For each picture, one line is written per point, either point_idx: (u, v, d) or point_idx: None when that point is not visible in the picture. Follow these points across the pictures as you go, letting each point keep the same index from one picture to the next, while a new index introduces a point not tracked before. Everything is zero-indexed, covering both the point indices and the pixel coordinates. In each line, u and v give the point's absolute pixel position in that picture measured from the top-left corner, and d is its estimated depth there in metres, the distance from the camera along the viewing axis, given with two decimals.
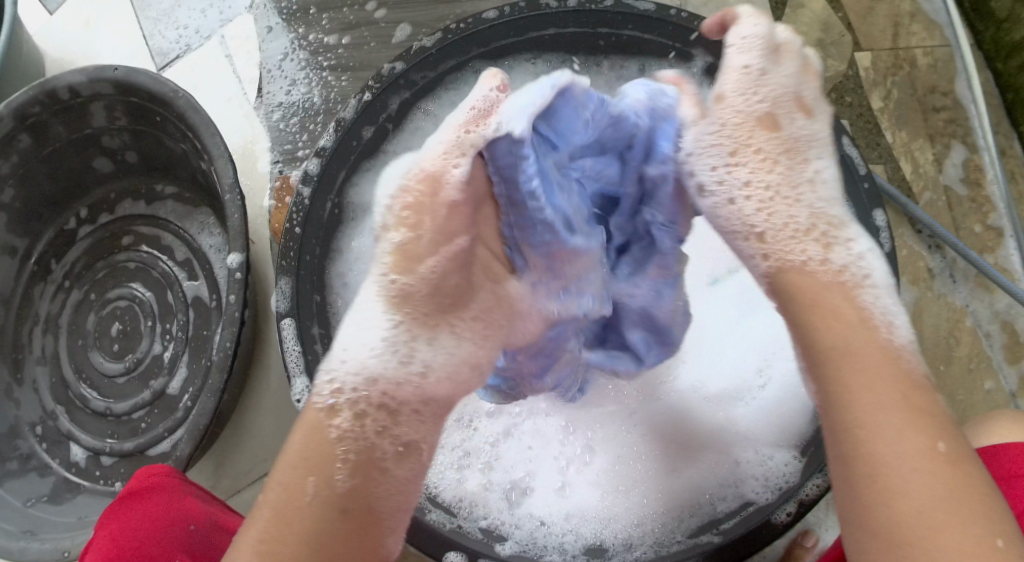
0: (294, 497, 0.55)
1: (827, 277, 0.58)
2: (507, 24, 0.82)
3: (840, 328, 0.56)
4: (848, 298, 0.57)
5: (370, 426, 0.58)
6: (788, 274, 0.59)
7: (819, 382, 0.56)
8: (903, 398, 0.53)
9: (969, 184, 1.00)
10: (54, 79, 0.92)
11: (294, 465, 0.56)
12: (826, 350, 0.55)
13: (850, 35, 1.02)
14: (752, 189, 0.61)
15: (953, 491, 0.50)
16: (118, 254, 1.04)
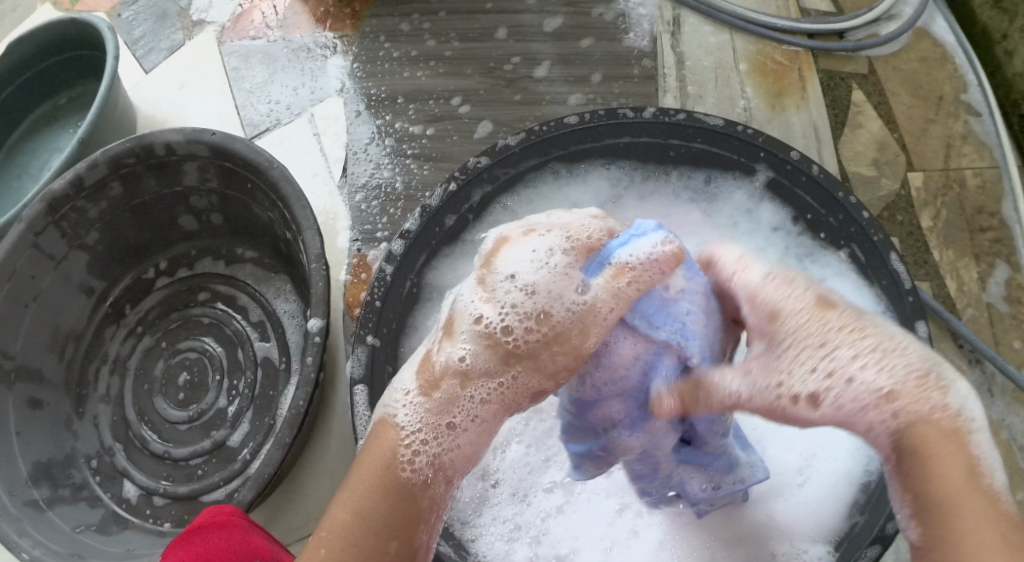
0: (370, 551, 0.59)
1: (936, 424, 0.57)
2: (585, 130, 0.88)
3: (953, 472, 0.55)
4: (960, 447, 0.56)
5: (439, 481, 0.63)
6: (905, 432, 0.57)
7: (923, 524, 0.56)
8: (1007, 540, 0.53)
9: (1011, 301, 1.04)
10: (153, 135, 0.99)
11: (363, 516, 0.60)
12: (930, 501, 0.55)
13: (904, 156, 1.07)
14: (832, 342, 0.60)
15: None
16: (193, 307, 1.10)
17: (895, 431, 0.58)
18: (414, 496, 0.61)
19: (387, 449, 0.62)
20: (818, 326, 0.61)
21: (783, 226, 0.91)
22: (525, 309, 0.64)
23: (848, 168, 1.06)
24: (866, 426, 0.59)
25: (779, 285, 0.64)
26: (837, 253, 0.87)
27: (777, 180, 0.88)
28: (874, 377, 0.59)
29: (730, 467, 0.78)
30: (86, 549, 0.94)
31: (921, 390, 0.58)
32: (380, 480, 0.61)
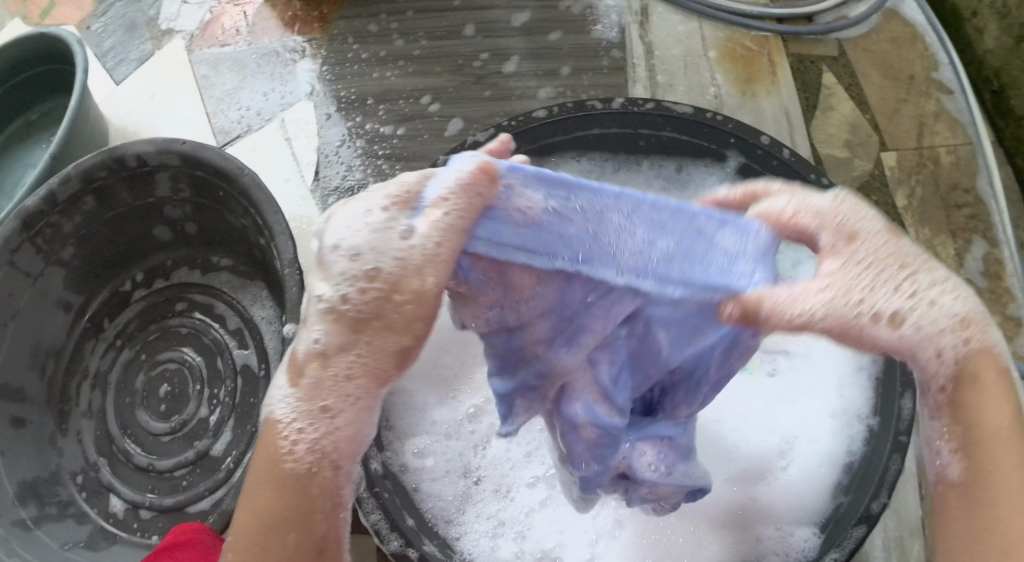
0: (269, 546, 0.61)
1: (990, 357, 0.61)
2: (554, 123, 0.87)
3: (1006, 414, 0.61)
4: (1005, 385, 0.62)
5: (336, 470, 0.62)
6: (973, 357, 0.61)
7: (970, 457, 0.61)
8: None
9: (989, 276, 1.04)
10: (124, 147, 0.98)
11: (261, 518, 0.61)
12: (978, 432, 0.61)
13: (877, 136, 1.07)
14: (918, 273, 0.59)
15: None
16: (171, 319, 1.10)
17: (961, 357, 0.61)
18: (302, 486, 0.61)
19: (271, 449, 0.62)
20: (897, 250, 0.60)
21: None
22: (353, 273, 0.57)
23: (822, 150, 1.06)
24: (940, 347, 0.60)
25: (842, 207, 0.61)
26: None
27: (748, 165, 0.88)
28: (943, 332, 0.60)
29: (687, 451, 0.71)
30: None
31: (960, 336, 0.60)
32: (273, 482, 0.61)
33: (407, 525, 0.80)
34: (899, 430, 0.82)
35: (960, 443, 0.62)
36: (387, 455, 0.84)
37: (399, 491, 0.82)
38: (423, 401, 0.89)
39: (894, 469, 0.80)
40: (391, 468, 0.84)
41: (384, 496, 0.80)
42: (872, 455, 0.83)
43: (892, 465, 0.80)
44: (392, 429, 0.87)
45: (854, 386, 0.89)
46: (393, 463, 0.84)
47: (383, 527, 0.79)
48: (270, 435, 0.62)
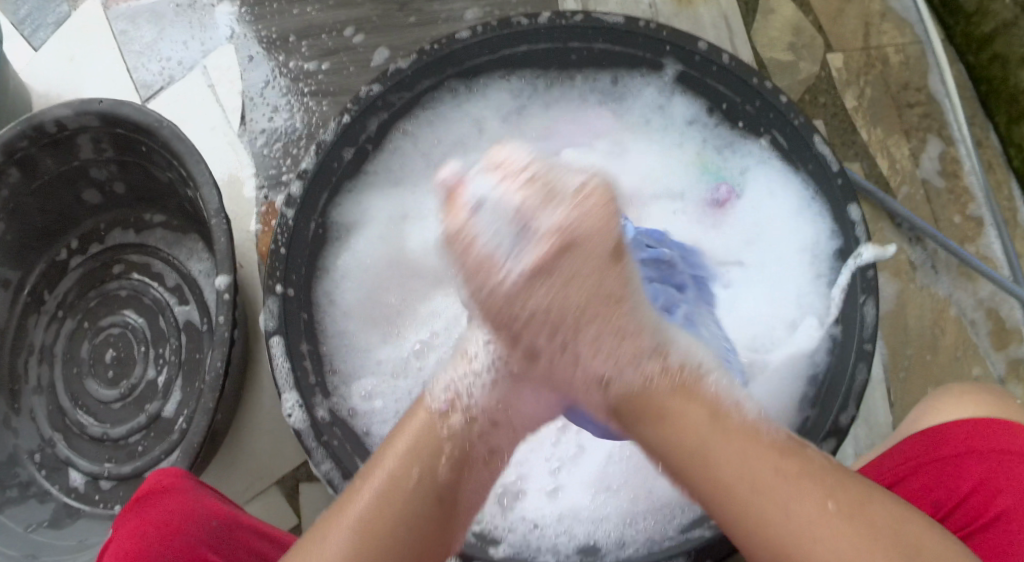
0: (400, 482, 0.64)
1: (669, 379, 0.63)
2: (479, 43, 0.83)
3: (694, 427, 0.60)
4: (685, 401, 0.62)
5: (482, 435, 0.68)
6: (626, 396, 0.63)
7: (691, 485, 0.59)
8: (781, 471, 0.58)
9: (947, 175, 1.02)
10: (41, 113, 0.92)
11: (402, 455, 0.65)
12: (683, 453, 0.59)
13: (822, 38, 1.04)
14: (580, 337, 0.64)
15: (855, 547, 0.54)
16: (109, 282, 1.06)
17: (611, 401, 0.64)
18: (435, 433, 0.66)
19: (424, 406, 0.67)
20: (584, 262, 0.62)
21: (699, 119, 0.88)
22: None
23: (764, 55, 1.03)
24: (595, 374, 0.65)
25: (577, 202, 0.62)
26: (757, 140, 0.86)
27: (686, 72, 0.85)
28: (601, 364, 0.65)
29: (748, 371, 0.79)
30: (40, 548, 0.92)
31: (640, 358, 0.64)
32: (417, 436, 0.66)
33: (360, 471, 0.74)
34: (861, 339, 0.76)
35: (678, 477, 0.61)
36: (335, 401, 0.78)
37: (349, 436, 0.77)
38: (366, 341, 0.84)
39: (861, 380, 0.75)
40: (339, 415, 0.78)
41: (333, 445, 0.75)
42: (835, 367, 0.78)
43: (858, 376, 0.76)
44: (338, 373, 0.81)
45: (820, 271, 0.83)
46: (342, 409, 0.79)
47: (336, 477, 0.73)
48: (423, 399, 0.68)
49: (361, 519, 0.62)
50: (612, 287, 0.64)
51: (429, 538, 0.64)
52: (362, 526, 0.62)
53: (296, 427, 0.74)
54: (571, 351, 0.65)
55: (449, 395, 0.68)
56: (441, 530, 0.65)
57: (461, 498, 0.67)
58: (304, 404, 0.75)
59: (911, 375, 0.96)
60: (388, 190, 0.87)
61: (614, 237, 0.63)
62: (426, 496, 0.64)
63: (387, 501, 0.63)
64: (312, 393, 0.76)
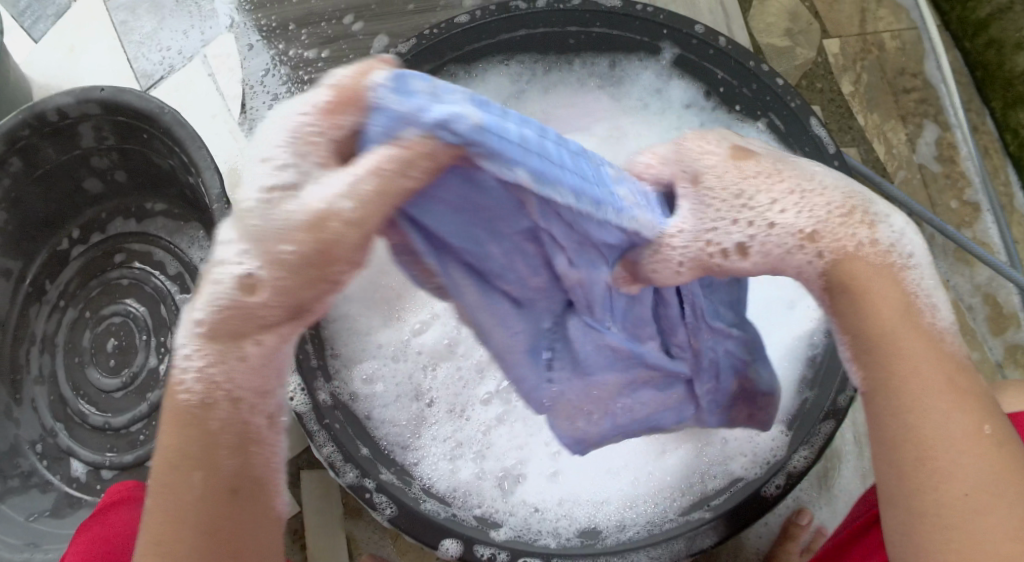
0: (178, 489, 0.54)
1: (875, 260, 0.61)
2: (478, 27, 0.84)
3: (896, 314, 0.59)
4: (896, 284, 0.60)
5: (243, 406, 0.55)
6: (849, 267, 0.61)
7: (869, 368, 0.60)
8: (956, 383, 0.57)
9: (943, 161, 1.03)
10: (42, 102, 0.92)
11: (172, 460, 0.55)
12: (877, 336, 0.59)
13: (818, 23, 1.05)
14: (770, 194, 0.62)
15: (996, 474, 0.55)
16: (110, 271, 1.06)
17: (831, 270, 0.61)
18: (201, 421, 0.55)
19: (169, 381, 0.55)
20: (743, 173, 0.62)
21: (696, 102, 0.89)
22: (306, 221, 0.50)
23: (761, 40, 1.03)
24: (797, 265, 0.62)
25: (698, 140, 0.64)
26: (756, 123, 0.86)
27: (683, 56, 0.85)
28: (795, 218, 0.61)
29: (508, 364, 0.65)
30: (44, 536, 0.94)
31: (846, 224, 0.62)
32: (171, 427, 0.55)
33: (361, 454, 0.74)
34: None
35: (858, 358, 0.61)
36: (337, 384, 0.78)
37: (352, 421, 0.76)
38: (368, 324, 0.83)
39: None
40: (342, 398, 0.77)
41: (335, 428, 0.74)
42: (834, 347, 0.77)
43: None
44: (339, 357, 0.80)
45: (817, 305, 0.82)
46: (344, 393, 0.78)
47: (338, 460, 0.73)
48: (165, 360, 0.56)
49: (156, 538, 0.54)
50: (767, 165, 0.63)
51: (242, 527, 0.55)
52: (155, 546, 0.54)
53: (297, 410, 0.74)
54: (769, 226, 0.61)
55: (196, 382, 0.54)
56: (247, 514, 0.56)
57: (255, 474, 0.57)
58: (305, 386, 0.75)
59: None
60: None
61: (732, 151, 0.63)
62: (205, 503, 0.54)
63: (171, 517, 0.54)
64: (314, 376, 0.76)
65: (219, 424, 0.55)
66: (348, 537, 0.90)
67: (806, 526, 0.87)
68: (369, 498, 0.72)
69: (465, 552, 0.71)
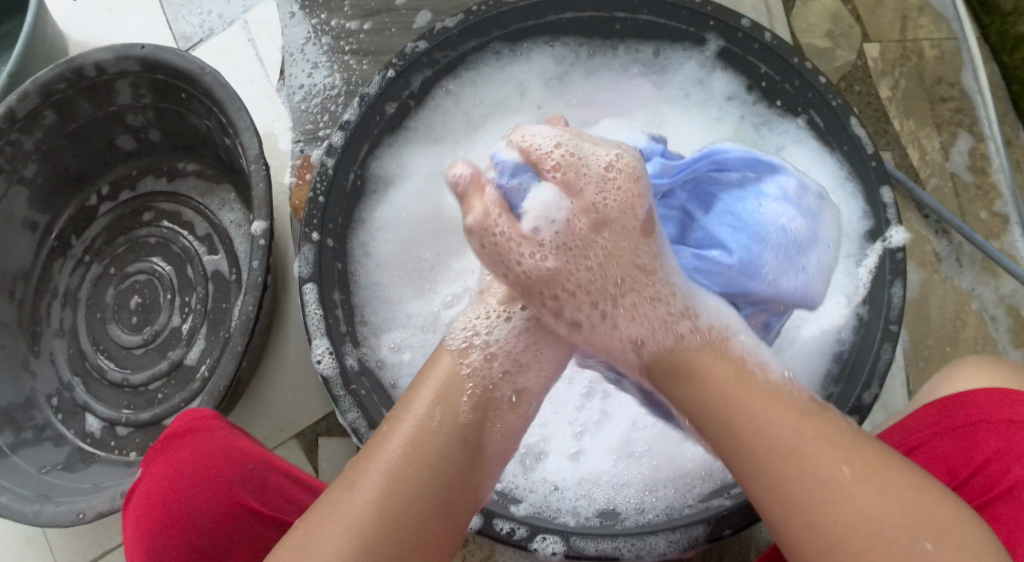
0: (425, 426, 0.63)
1: (694, 341, 0.65)
2: (526, 6, 0.84)
3: (720, 383, 0.62)
4: (717, 360, 0.64)
5: (498, 371, 0.69)
6: (669, 357, 0.65)
7: (719, 442, 0.60)
8: (802, 429, 0.58)
9: (975, 172, 1.03)
10: (81, 56, 0.92)
11: (427, 401, 0.65)
12: (715, 409, 0.60)
13: (860, 27, 1.05)
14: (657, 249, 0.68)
15: (869, 499, 0.54)
16: (138, 229, 1.06)
17: (650, 356, 0.66)
18: (453, 386, 0.66)
19: (444, 351, 0.69)
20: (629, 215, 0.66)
21: (737, 95, 0.88)
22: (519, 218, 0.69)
23: (802, 41, 1.04)
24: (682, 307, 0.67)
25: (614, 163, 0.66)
26: (794, 119, 0.85)
27: (728, 49, 0.85)
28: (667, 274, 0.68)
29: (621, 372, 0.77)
30: (54, 489, 0.91)
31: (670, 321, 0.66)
32: (441, 383, 0.66)
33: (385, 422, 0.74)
34: (888, 319, 0.77)
35: (706, 431, 0.62)
36: (364, 350, 0.78)
37: (376, 388, 0.76)
38: (398, 294, 0.84)
39: (887, 358, 0.76)
40: (368, 365, 0.78)
41: (361, 394, 0.74)
42: (861, 342, 0.78)
43: (884, 354, 0.76)
44: (368, 325, 0.81)
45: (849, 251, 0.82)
46: (370, 359, 0.78)
47: (361, 426, 0.73)
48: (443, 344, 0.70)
49: (394, 472, 0.60)
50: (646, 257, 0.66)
51: (463, 483, 0.64)
52: (396, 478, 0.60)
53: (323, 374, 0.74)
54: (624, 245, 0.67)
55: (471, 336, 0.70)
56: (469, 473, 0.65)
57: (487, 442, 0.67)
58: (334, 350, 0.75)
59: (931, 365, 0.96)
60: (428, 145, 0.87)
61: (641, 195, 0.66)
62: (447, 445, 0.63)
63: (413, 454, 0.61)
64: (343, 341, 0.76)
65: (473, 384, 0.67)
66: None
67: None
68: None
69: (485, 525, 0.71)
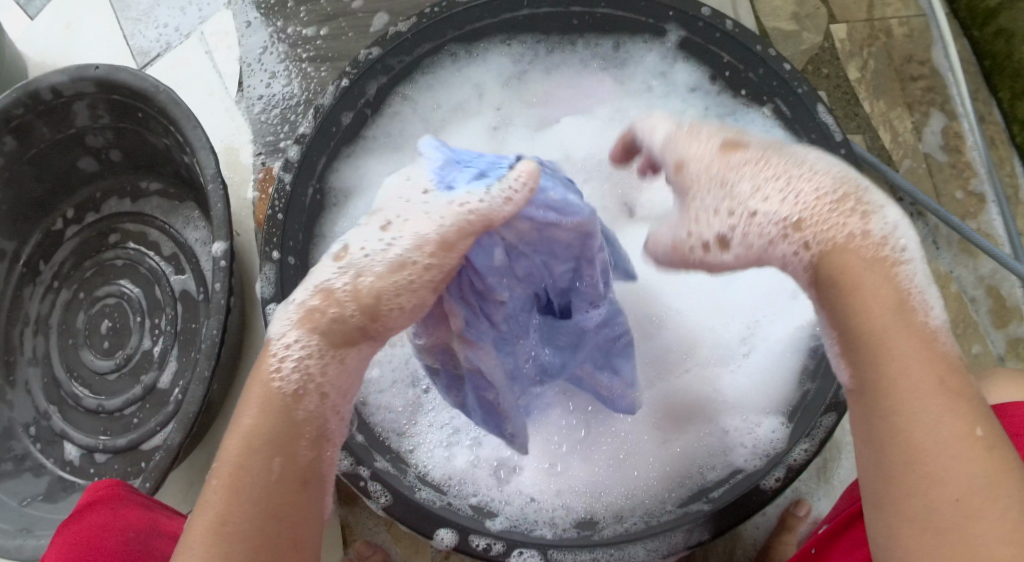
0: (255, 477, 0.53)
1: (860, 253, 0.55)
2: (480, 7, 0.82)
3: (877, 308, 0.53)
4: (885, 279, 0.54)
5: (328, 403, 0.57)
6: (829, 264, 0.55)
7: (858, 367, 0.53)
8: (944, 384, 0.51)
9: (950, 150, 1.02)
10: (36, 80, 0.91)
11: (249, 445, 0.53)
12: (862, 338, 0.53)
13: (826, 8, 1.04)
14: (749, 198, 0.59)
15: (984, 476, 0.49)
16: (105, 252, 1.05)
17: (811, 260, 0.56)
18: (285, 408, 0.55)
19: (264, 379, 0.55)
20: (727, 169, 0.60)
21: (701, 86, 0.87)
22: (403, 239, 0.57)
23: (767, 24, 1.02)
24: (781, 256, 0.58)
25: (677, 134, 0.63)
26: (761, 109, 0.84)
27: (689, 39, 0.84)
28: (781, 206, 0.58)
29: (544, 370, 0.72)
30: (36, 522, 0.90)
31: (839, 212, 0.57)
32: (259, 423, 0.54)
33: (356, 442, 0.73)
34: None
35: (846, 354, 0.55)
36: None
37: None
38: None
39: None
40: None
41: None
42: None
43: None
44: None
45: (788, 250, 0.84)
46: None
47: None
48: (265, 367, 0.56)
49: (220, 517, 0.52)
50: (748, 160, 0.60)
51: (308, 516, 0.55)
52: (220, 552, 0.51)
53: None
54: (750, 218, 0.59)
55: (293, 371, 0.55)
56: (313, 499, 0.56)
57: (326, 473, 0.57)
58: None
59: None
60: (387, 155, 0.86)
61: (720, 138, 0.62)
62: (275, 488, 0.53)
63: (238, 496, 0.52)
64: None
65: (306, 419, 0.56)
66: (342, 523, 0.89)
67: (803, 519, 0.87)
68: (364, 486, 0.71)
69: (460, 543, 0.70)
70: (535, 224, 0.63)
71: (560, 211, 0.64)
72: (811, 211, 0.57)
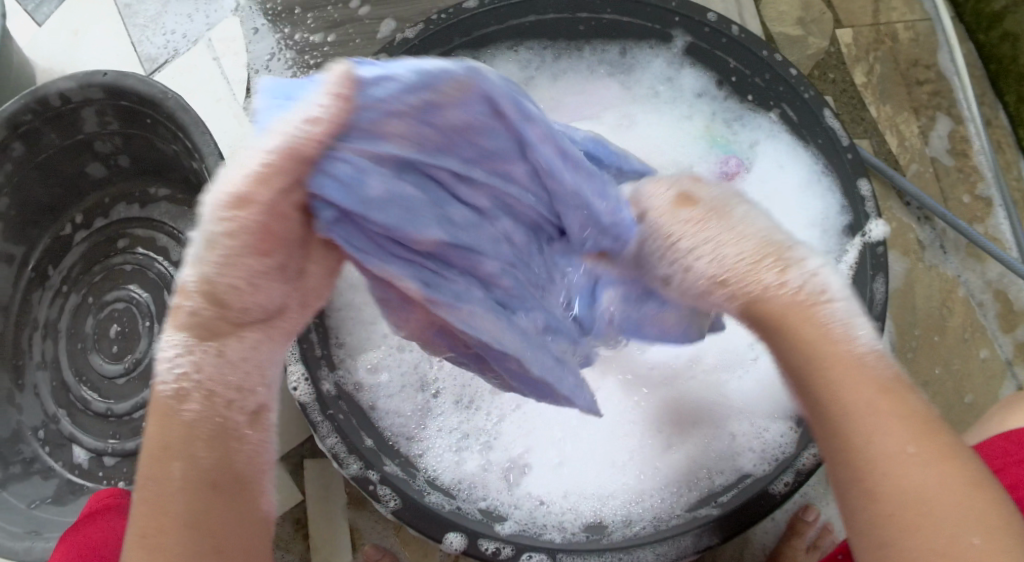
0: (162, 486, 0.53)
1: (778, 293, 0.55)
2: (487, 13, 0.82)
3: (803, 338, 0.54)
4: (807, 309, 0.54)
5: (218, 401, 0.55)
6: (753, 302, 0.56)
7: (802, 393, 0.54)
8: (879, 404, 0.51)
9: (956, 155, 1.02)
10: (45, 86, 0.91)
11: (153, 456, 0.53)
12: (796, 365, 0.54)
13: (831, 13, 1.04)
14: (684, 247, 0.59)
15: (923, 492, 0.49)
16: (113, 257, 1.06)
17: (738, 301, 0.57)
18: (172, 413, 0.54)
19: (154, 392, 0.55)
20: (675, 223, 0.60)
21: (708, 92, 0.88)
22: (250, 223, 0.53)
23: (773, 29, 1.03)
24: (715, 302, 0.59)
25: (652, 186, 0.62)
26: (767, 114, 0.85)
27: (696, 44, 0.84)
28: (706, 262, 0.58)
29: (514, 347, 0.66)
30: (45, 526, 0.90)
31: (756, 267, 0.56)
32: (156, 435, 0.54)
33: (365, 446, 0.74)
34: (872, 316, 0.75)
35: (790, 381, 0.56)
36: (341, 374, 0.78)
37: (354, 411, 0.76)
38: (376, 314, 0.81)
39: None
40: (345, 389, 0.77)
41: (340, 418, 0.74)
42: None
43: None
44: (344, 346, 0.80)
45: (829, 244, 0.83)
46: (347, 383, 0.78)
47: (341, 452, 0.73)
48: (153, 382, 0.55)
49: (140, 531, 0.52)
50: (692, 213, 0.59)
51: (224, 522, 0.53)
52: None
53: (300, 401, 0.74)
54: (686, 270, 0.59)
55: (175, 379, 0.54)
56: (233, 504, 0.54)
57: (246, 469, 0.55)
58: (309, 376, 0.74)
59: (919, 354, 0.95)
60: None
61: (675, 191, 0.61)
62: (184, 493, 0.52)
63: (151, 503, 0.52)
64: (318, 365, 0.76)
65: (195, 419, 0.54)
66: (351, 526, 0.90)
67: (812, 524, 0.87)
68: (373, 490, 0.71)
69: (469, 546, 0.71)
70: (444, 120, 0.53)
71: (431, 86, 0.51)
72: (735, 261, 0.57)
